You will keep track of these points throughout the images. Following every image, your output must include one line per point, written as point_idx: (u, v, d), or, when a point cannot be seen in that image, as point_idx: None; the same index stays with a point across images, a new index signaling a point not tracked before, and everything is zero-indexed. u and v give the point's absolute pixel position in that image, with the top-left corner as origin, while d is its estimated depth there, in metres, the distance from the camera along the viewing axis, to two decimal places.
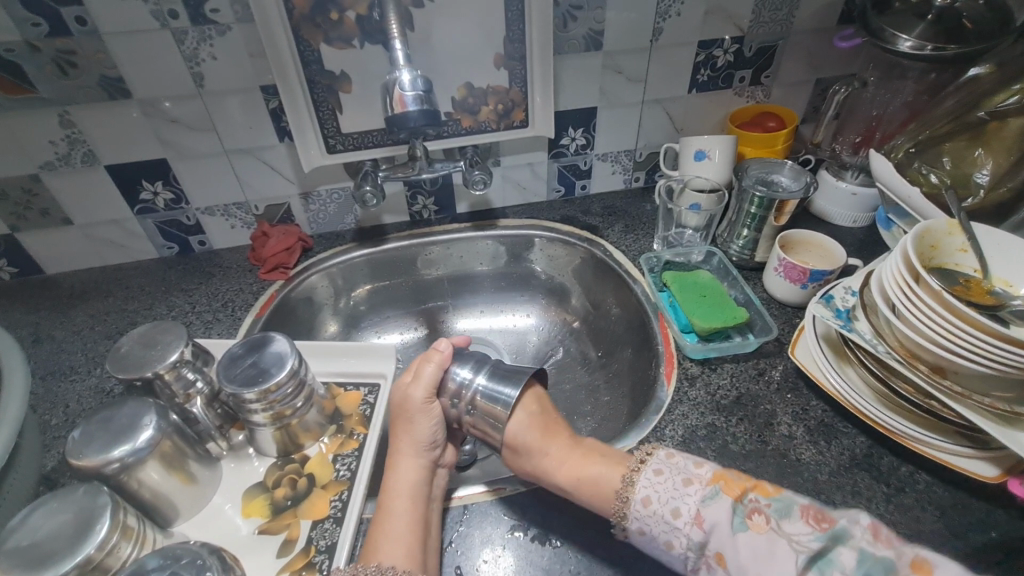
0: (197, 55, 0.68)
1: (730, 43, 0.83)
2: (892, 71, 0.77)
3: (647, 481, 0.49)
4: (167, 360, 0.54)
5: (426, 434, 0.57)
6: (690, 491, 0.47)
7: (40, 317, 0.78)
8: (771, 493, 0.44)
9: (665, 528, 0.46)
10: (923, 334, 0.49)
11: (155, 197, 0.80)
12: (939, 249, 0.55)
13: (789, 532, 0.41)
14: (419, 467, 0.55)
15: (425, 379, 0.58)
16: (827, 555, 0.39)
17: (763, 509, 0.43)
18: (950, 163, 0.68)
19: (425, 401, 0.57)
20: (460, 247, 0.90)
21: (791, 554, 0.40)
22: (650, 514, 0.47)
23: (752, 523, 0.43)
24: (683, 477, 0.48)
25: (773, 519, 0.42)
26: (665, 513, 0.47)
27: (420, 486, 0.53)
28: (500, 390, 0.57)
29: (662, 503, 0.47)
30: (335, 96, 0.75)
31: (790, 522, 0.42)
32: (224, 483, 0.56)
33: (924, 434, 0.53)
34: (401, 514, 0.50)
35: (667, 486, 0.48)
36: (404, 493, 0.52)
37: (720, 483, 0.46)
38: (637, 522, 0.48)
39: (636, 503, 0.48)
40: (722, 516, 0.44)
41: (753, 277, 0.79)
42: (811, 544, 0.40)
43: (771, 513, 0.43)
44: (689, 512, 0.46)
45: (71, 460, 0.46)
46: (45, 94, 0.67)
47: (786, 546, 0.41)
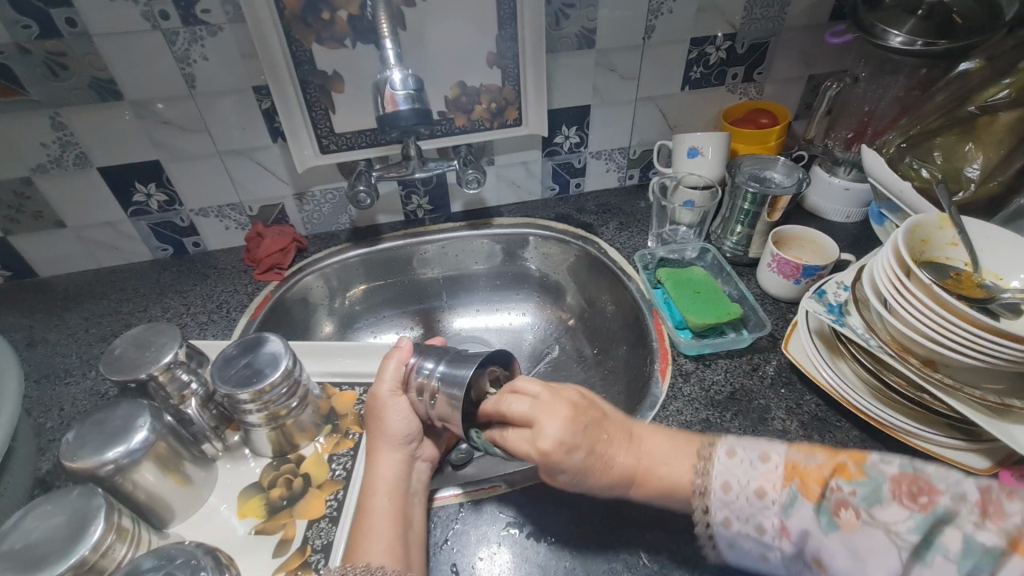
0: (188, 56, 0.68)
1: (722, 40, 0.83)
2: (884, 66, 0.78)
3: (722, 466, 0.41)
4: (161, 362, 0.54)
5: (399, 428, 0.56)
6: (768, 502, 0.38)
7: (34, 320, 0.77)
8: (856, 476, 0.35)
9: (752, 540, 0.39)
10: (914, 328, 0.50)
11: (148, 199, 0.80)
12: (930, 243, 0.55)
13: (885, 521, 0.33)
14: (397, 460, 0.55)
15: (386, 374, 0.57)
16: (929, 541, 0.31)
17: (850, 502, 0.34)
18: (942, 157, 0.68)
19: (392, 393, 0.57)
20: (455, 246, 0.91)
21: (892, 554, 0.32)
22: (734, 531, 0.40)
23: (842, 522, 0.34)
24: (755, 488, 0.39)
25: (864, 509, 0.34)
26: (750, 495, 0.39)
27: (398, 482, 0.53)
28: (458, 373, 0.53)
29: (745, 487, 0.40)
30: (328, 96, 0.75)
31: (884, 509, 0.33)
32: (220, 484, 0.56)
33: (916, 427, 0.54)
34: (383, 512, 0.50)
35: (742, 491, 0.40)
36: (382, 490, 0.52)
37: (795, 482, 0.37)
38: (723, 511, 0.40)
39: (716, 490, 0.41)
40: (809, 521, 0.36)
41: (747, 273, 0.79)
42: (912, 535, 0.32)
43: (859, 502, 0.34)
44: (773, 526, 0.38)
45: (65, 462, 0.46)
46: (36, 97, 0.67)
47: (887, 543, 0.32)
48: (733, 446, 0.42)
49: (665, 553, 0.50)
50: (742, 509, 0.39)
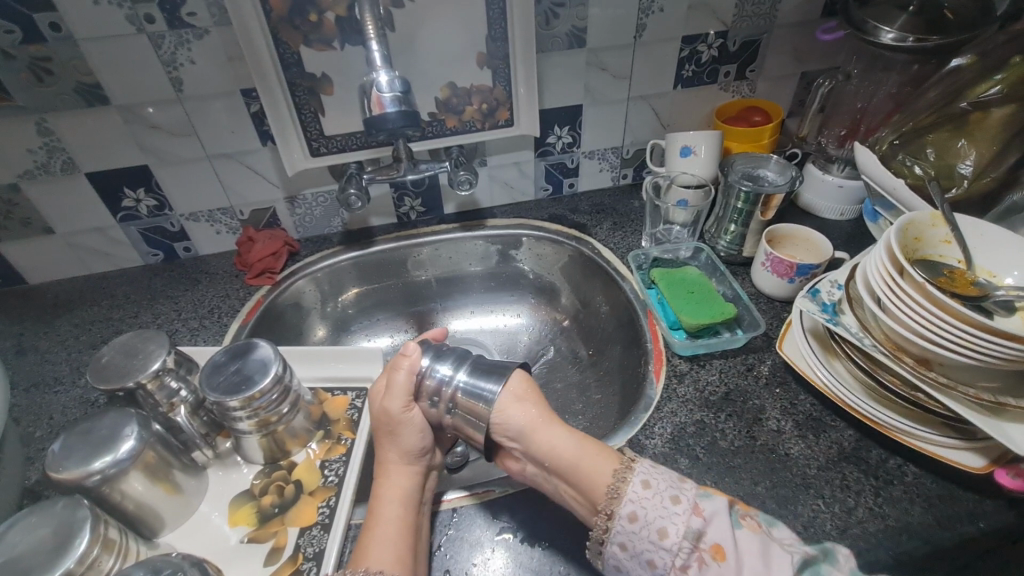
0: (175, 59, 0.67)
1: (714, 37, 0.83)
2: (875, 63, 0.78)
3: (644, 468, 0.49)
4: (149, 369, 0.53)
5: (415, 444, 0.55)
6: (687, 486, 0.48)
7: (23, 328, 0.77)
8: (751, 506, 0.48)
9: (650, 543, 0.45)
10: (908, 327, 0.49)
11: (137, 204, 0.79)
12: (923, 240, 0.55)
13: (779, 537, 0.45)
14: (411, 474, 0.54)
15: (398, 385, 0.55)
16: (817, 563, 0.44)
17: (753, 515, 0.47)
18: (935, 154, 0.67)
19: (404, 409, 0.55)
20: (448, 248, 0.90)
21: (786, 555, 0.44)
22: (638, 526, 0.46)
23: (747, 524, 0.45)
24: (676, 476, 0.49)
25: (763, 524, 0.46)
26: (664, 497, 0.46)
27: (411, 491, 0.52)
28: (482, 386, 0.54)
29: (663, 489, 0.47)
30: (317, 99, 0.74)
31: (778, 530, 0.46)
32: (211, 491, 0.56)
33: (911, 426, 0.53)
34: (393, 519, 0.50)
35: (658, 493, 0.47)
36: (394, 499, 0.51)
37: (709, 487, 0.48)
38: (631, 506, 0.46)
39: (634, 485, 0.47)
40: (720, 508, 0.46)
41: (741, 272, 0.79)
42: (802, 551, 0.44)
43: (759, 518, 0.47)
44: (690, 501, 0.46)
45: (50, 473, 0.46)
46: (21, 102, 0.66)
47: (778, 548, 0.44)
48: (652, 459, 0.50)
49: None
50: (653, 509, 0.46)
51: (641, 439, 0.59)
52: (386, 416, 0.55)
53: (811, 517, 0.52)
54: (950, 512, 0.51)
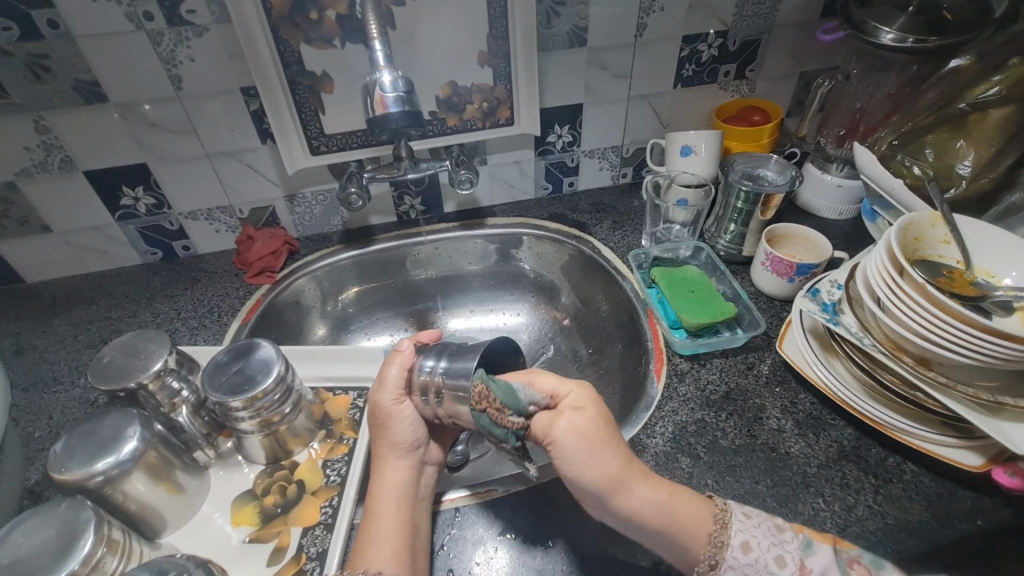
0: (174, 57, 0.67)
1: (713, 37, 0.83)
2: (875, 63, 0.78)
3: (740, 526, 0.46)
4: (151, 369, 0.53)
5: (408, 436, 0.55)
6: (787, 538, 0.45)
7: (21, 327, 0.76)
8: (852, 546, 0.45)
9: (770, 575, 0.43)
10: (907, 327, 0.50)
11: (136, 202, 0.78)
12: (923, 241, 0.55)
13: None
14: (403, 468, 0.54)
15: (389, 381, 0.56)
16: None
17: (861, 560, 0.43)
18: (934, 155, 0.67)
19: (394, 403, 0.56)
20: (448, 247, 0.90)
21: None
22: (753, 558, 0.44)
23: (856, 573, 0.43)
24: (773, 523, 0.46)
25: (873, 569, 0.43)
26: (768, 561, 0.44)
27: (406, 488, 0.53)
28: (463, 366, 0.52)
29: (765, 551, 0.44)
30: (317, 97, 0.74)
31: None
32: (213, 491, 0.56)
33: (911, 425, 0.54)
34: (388, 516, 0.50)
35: (762, 531, 0.45)
36: (388, 495, 0.52)
37: (808, 532, 0.46)
38: (733, 573, 0.44)
39: (733, 549, 0.44)
40: (825, 566, 0.43)
41: (741, 271, 0.79)
42: None
43: (868, 562, 0.43)
44: (795, 561, 0.44)
45: (52, 474, 0.45)
46: (19, 100, 0.66)
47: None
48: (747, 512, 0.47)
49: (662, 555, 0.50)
50: (758, 571, 0.44)
51: (642, 438, 0.59)
52: (377, 413, 0.56)
53: (811, 515, 0.52)
54: (948, 510, 0.52)
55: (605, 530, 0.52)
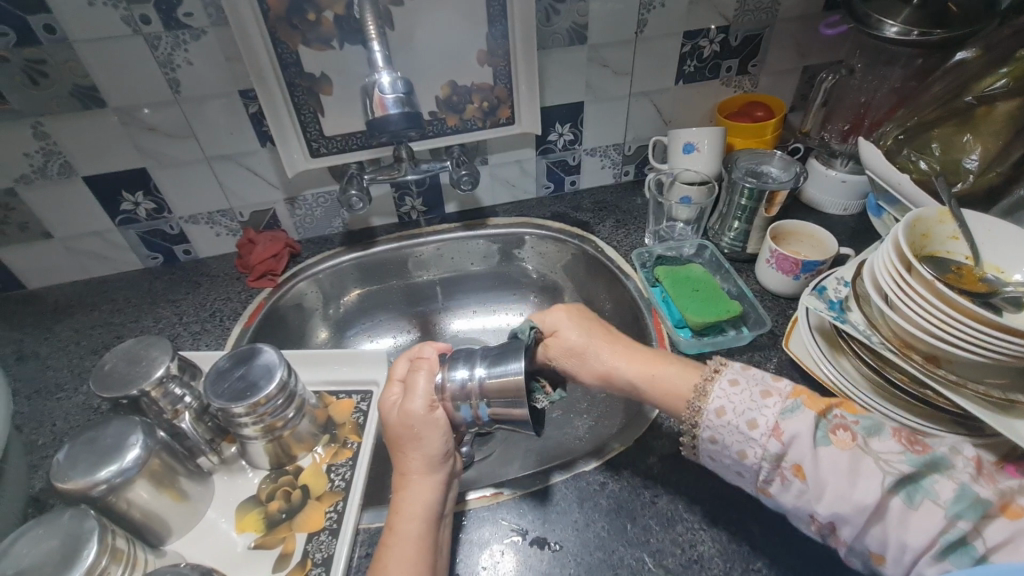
0: (172, 60, 0.67)
1: (715, 33, 0.82)
2: (879, 56, 0.77)
3: (731, 374, 0.49)
4: (153, 376, 0.53)
5: (437, 448, 0.51)
6: (769, 403, 0.46)
7: (23, 334, 0.76)
8: (859, 412, 0.45)
9: (739, 433, 0.46)
10: (915, 325, 0.49)
11: (136, 207, 0.78)
12: (931, 237, 0.54)
13: (878, 451, 0.42)
14: (435, 485, 0.50)
15: (420, 389, 0.53)
16: (919, 481, 0.39)
17: (850, 427, 0.44)
18: (940, 149, 0.66)
19: (426, 411, 0.52)
20: (450, 247, 0.90)
21: (877, 472, 0.40)
22: (724, 421, 0.47)
23: (837, 439, 0.43)
24: (761, 390, 0.47)
25: (861, 436, 0.43)
26: (741, 423, 0.46)
27: (434, 505, 0.49)
28: (506, 367, 0.52)
29: (738, 416, 0.46)
30: (316, 99, 0.73)
31: (879, 440, 0.42)
32: (217, 497, 0.55)
33: (919, 423, 0.53)
34: (413, 539, 0.46)
35: (743, 398, 0.47)
36: (414, 516, 0.48)
37: (802, 397, 0.46)
38: (710, 430, 0.47)
39: (709, 412, 0.47)
40: (804, 428, 0.43)
41: (745, 269, 0.78)
42: (902, 467, 0.40)
43: (858, 430, 0.44)
44: (768, 423, 0.45)
45: (55, 483, 0.45)
46: (17, 106, 0.66)
47: (872, 466, 0.41)
48: (746, 364, 0.50)
49: (670, 558, 0.50)
50: (742, 403, 0.47)
51: (648, 439, 0.59)
52: (407, 424, 0.52)
53: None
54: None
55: (612, 532, 0.52)
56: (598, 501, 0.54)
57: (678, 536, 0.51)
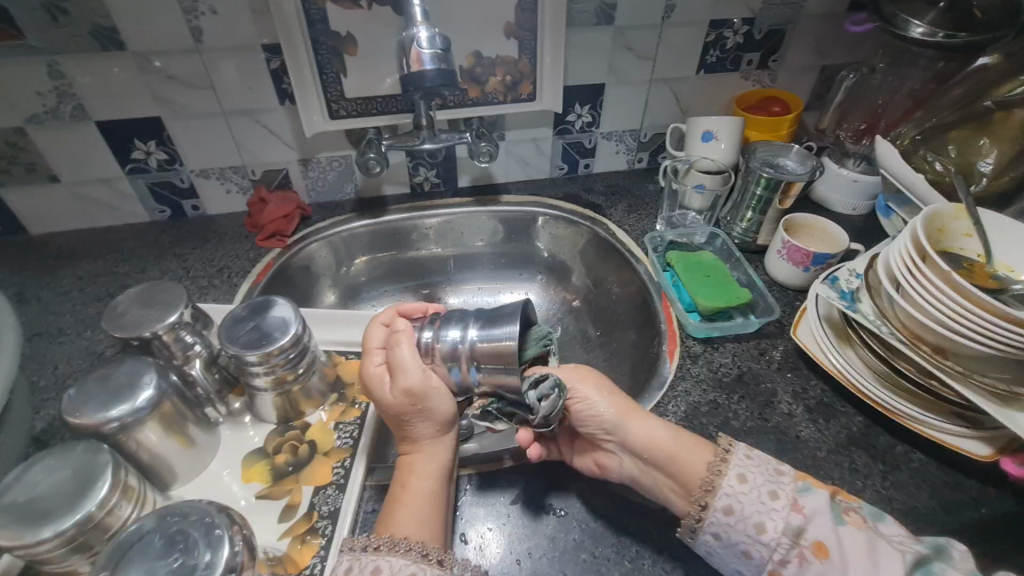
0: (196, 7, 0.65)
1: (740, 24, 0.83)
2: (901, 58, 0.78)
3: (740, 461, 0.48)
4: (166, 321, 0.52)
5: (447, 410, 0.50)
6: (784, 480, 0.47)
7: (25, 278, 0.75)
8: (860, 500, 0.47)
9: (761, 504, 0.46)
10: (928, 315, 0.50)
11: (148, 156, 0.77)
12: (946, 233, 0.55)
13: (887, 533, 0.44)
14: (446, 446, 0.51)
15: (405, 362, 0.49)
16: (931, 565, 0.41)
17: (859, 510, 0.45)
18: (956, 152, 0.68)
19: (422, 373, 0.49)
20: (462, 222, 0.90)
21: (894, 554, 0.42)
22: (745, 488, 0.47)
23: (851, 518, 0.44)
24: (775, 466, 0.48)
25: (869, 520, 0.45)
26: (762, 492, 0.46)
27: (446, 461, 0.50)
28: (500, 330, 0.48)
29: (760, 484, 0.47)
30: (340, 58, 0.72)
31: (885, 525, 0.44)
32: (223, 448, 0.55)
33: (921, 413, 0.54)
34: (425, 497, 0.47)
35: (762, 469, 0.48)
36: (429, 474, 0.49)
37: (812, 480, 0.47)
38: (726, 499, 0.47)
39: (730, 478, 0.47)
40: (822, 505, 0.45)
41: (755, 260, 0.79)
42: (916, 549, 0.42)
43: (865, 514, 0.45)
44: (788, 496, 0.46)
45: (67, 418, 0.44)
46: (34, 41, 0.64)
47: (888, 546, 0.42)
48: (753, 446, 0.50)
49: (672, 528, 0.51)
50: (763, 472, 0.47)
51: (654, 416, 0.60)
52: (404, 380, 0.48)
53: None
54: (955, 498, 0.53)
55: (616, 501, 0.53)
56: (604, 472, 0.55)
57: None
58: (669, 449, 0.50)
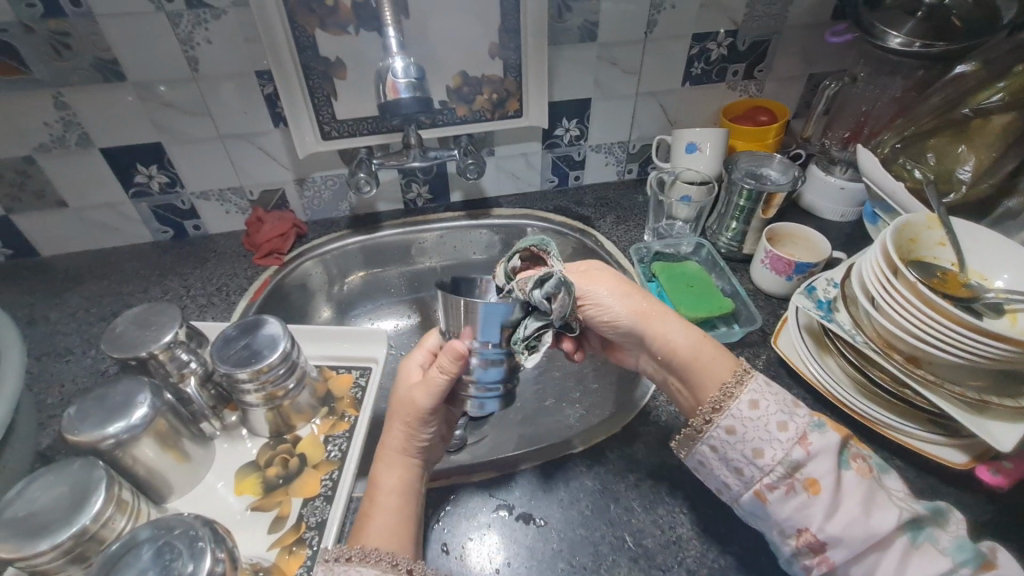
0: (192, 38, 0.68)
1: (723, 36, 0.84)
2: (881, 67, 0.79)
3: (756, 389, 0.48)
4: (161, 340, 0.55)
5: (425, 439, 0.55)
6: (800, 413, 0.46)
7: (35, 299, 0.78)
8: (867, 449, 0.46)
9: (767, 433, 0.45)
10: (898, 325, 0.51)
11: (150, 180, 0.80)
12: (918, 242, 0.56)
13: (886, 486, 0.44)
14: (411, 467, 0.54)
15: (435, 386, 0.52)
16: (922, 524, 0.42)
17: (866, 458, 0.45)
18: (935, 159, 0.68)
19: (430, 414, 0.54)
20: (454, 236, 0.92)
21: (890, 507, 0.42)
22: (754, 416, 0.46)
23: (856, 466, 0.44)
24: (791, 401, 0.47)
25: (873, 469, 0.45)
26: (771, 422, 0.46)
27: (410, 482, 0.53)
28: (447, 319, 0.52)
29: (771, 415, 0.46)
30: (330, 82, 0.75)
31: (886, 480, 0.45)
32: (217, 461, 0.58)
33: (897, 421, 0.55)
34: (390, 510, 0.50)
35: (778, 402, 0.47)
36: (393, 490, 0.51)
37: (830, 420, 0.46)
38: (732, 419, 0.47)
39: (741, 402, 0.47)
40: (831, 446, 0.44)
41: (740, 269, 0.80)
42: (914, 508, 0.43)
43: (871, 462, 0.45)
44: (798, 430, 0.45)
45: (66, 435, 0.47)
46: (40, 76, 0.68)
47: (885, 500, 0.43)
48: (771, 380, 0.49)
49: (650, 537, 0.52)
50: (776, 407, 0.46)
51: (635, 426, 0.61)
52: (412, 410, 0.53)
53: None
54: (933, 506, 0.53)
55: (595, 510, 0.54)
56: (583, 483, 0.56)
57: (660, 518, 0.53)
58: (688, 355, 0.52)
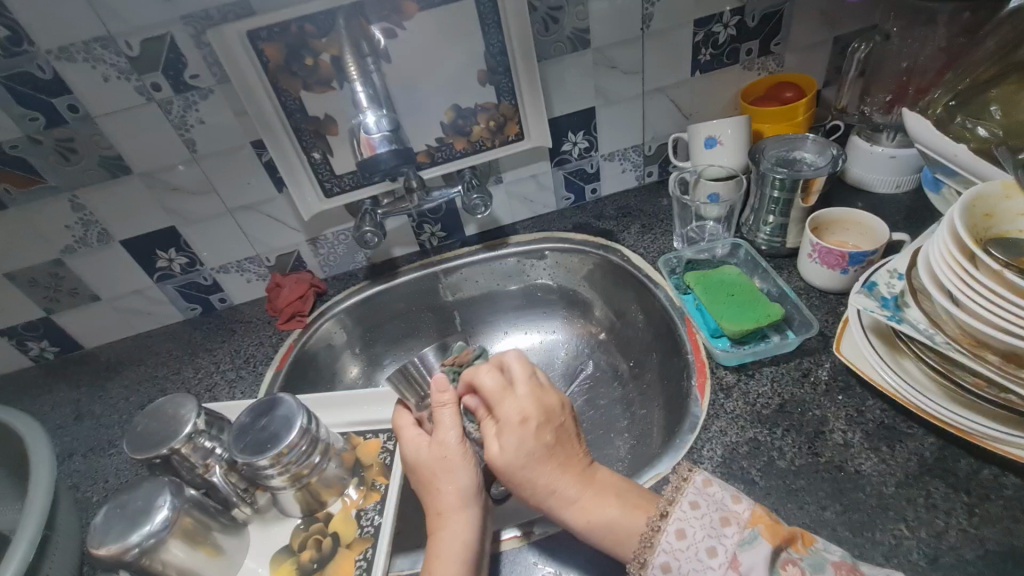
0: (185, 121, 0.69)
1: (729, 15, 0.77)
2: (918, 17, 0.69)
3: (681, 513, 0.44)
4: (182, 433, 0.54)
5: (469, 484, 0.52)
6: (728, 531, 0.42)
7: (80, 394, 0.81)
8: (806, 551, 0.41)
9: (696, 561, 0.41)
10: (985, 321, 0.43)
11: (170, 263, 0.82)
12: (995, 216, 0.48)
13: None
14: (470, 519, 0.51)
15: (451, 422, 0.54)
16: None
17: (799, 561, 0.40)
18: (1001, 112, 0.59)
19: (460, 444, 0.53)
20: (473, 271, 0.88)
21: None
22: (686, 543, 0.42)
23: (790, 575, 0.40)
24: (720, 516, 0.43)
25: (810, 572, 0.40)
26: (700, 549, 0.42)
27: (472, 546, 0.49)
28: None
29: (698, 539, 0.42)
30: (324, 140, 0.74)
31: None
32: (253, 548, 0.56)
33: (1005, 432, 0.46)
34: None
35: (704, 522, 0.43)
36: (456, 559, 0.48)
37: (760, 526, 0.42)
38: (664, 556, 0.43)
39: (668, 534, 0.43)
40: (762, 562, 0.40)
41: (786, 265, 0.72)
42: None
43: (807, 565, 0.40)
44: (726, 552, 0.41)
45: (91, 550, 0.46)
46: (52, 182, 0.70)
47: None
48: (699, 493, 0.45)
49: None
50: (704, 526, 0.43)
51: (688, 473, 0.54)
52: (441, 451, 0.53)
53: (893, 545, 0.46)
54: None
55: None
56: None
57: None
58: (597, 523, 0.47)
